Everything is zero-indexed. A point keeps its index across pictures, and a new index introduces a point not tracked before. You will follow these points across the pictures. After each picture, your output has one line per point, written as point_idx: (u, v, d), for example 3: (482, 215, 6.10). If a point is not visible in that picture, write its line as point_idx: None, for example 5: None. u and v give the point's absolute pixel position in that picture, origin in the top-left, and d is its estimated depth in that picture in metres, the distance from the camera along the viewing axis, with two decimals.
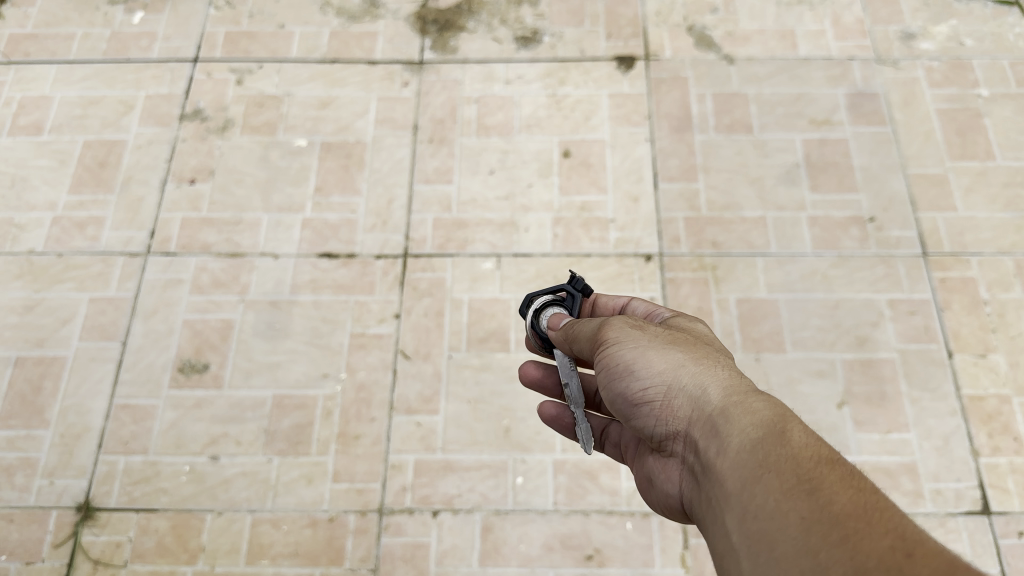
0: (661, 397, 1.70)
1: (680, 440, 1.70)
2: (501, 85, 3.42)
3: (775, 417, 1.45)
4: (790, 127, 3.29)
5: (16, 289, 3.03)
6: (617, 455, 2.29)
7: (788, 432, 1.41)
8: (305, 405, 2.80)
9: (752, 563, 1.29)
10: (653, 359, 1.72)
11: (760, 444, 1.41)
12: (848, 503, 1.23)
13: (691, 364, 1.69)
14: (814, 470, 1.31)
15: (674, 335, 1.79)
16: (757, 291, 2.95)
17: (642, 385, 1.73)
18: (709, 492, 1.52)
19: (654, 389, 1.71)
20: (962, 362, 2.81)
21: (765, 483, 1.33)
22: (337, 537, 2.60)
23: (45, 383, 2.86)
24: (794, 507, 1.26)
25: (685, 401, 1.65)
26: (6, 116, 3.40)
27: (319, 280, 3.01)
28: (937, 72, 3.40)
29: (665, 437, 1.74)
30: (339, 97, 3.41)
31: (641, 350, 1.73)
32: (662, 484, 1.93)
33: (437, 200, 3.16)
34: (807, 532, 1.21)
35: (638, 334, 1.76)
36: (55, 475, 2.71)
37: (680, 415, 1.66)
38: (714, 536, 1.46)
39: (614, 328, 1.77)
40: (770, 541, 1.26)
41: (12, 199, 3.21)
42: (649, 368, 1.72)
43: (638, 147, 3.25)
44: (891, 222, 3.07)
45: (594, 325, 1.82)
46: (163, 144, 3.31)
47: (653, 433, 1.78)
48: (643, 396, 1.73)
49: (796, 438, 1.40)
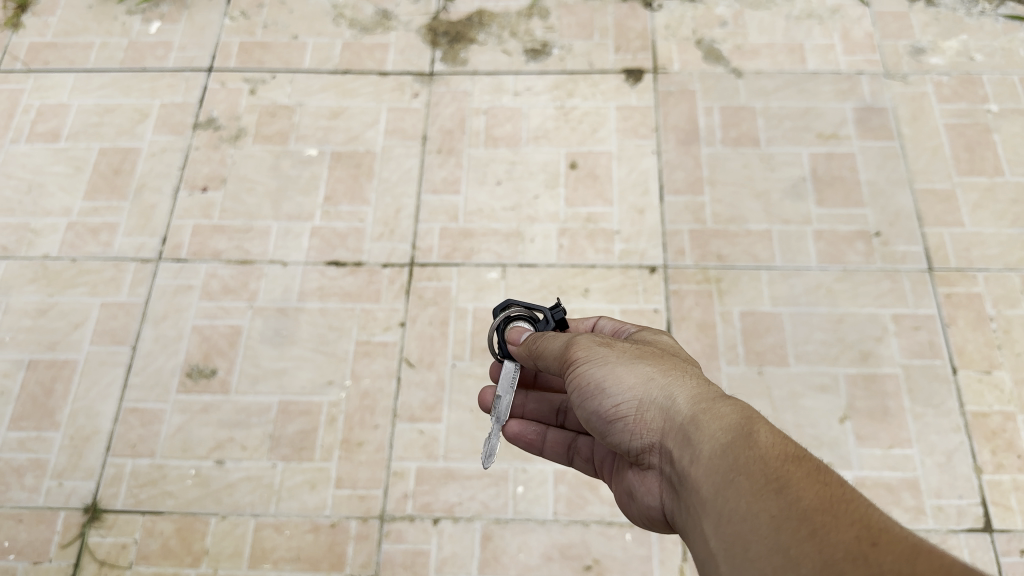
0: (634, 411, 1.81)
1: (654, 451, 1.81)
2: (510, 97, 3.45)
3: (743, 421, 1.59)
4: (797, 140, 3.30)
5: (30, 293, 3.09)
6: (588, 469, 2.35)
7: (755, 434, 1.55)
8: (310, 411, 2.83)
9: (728, 562, 1.39)
10: (623, 375, 1.84)
11: (730, 449, 1.53)
12: (815, 498, 1.35)
13: (659, 378, 1.81)
14: (781, 470, 1.44)
15: (641, 350, 1.92)
16: (761, 304, 2.96)
17: (615, 401, 1.84)
18: (687, 497, 1.63)
19: (626, 404, 1.82)
20: (966, 378, 2.80)
21: (736, 486, 1.45)
22: (338, 543, 2.63)
23: (56, 386, 2.91)
24: (764, 507, 1.37)
25: (657, 413, 1.77)
26: (24, 123, 3.47)
27: (326, 288, 3.05)
28: (946, 87, 3.39)
29: (639, 448, 1.85)
30: (350, 107, 3.45)
31: (611, 367, 1.85)
32: (643, 496, 1.98)
33: (444, 210, 3.19)
34: (778, 528, 1.32)
35: (606, 351, 1.88)
36: (64, 476, 2.76)
37: (652, 427, 1.78)
38: (694, 540, 1.57)
39: (584, 348, 1.88)
40: (744, 539, 1.37)
41: (28, 204, 3.27)
42: (620, 383, 1.84)
43: (645, 160, 3.27)
44: (897, 237, 3.07)
45: (564, 346, 1.92)
46: (177, 152, 3.37)
47: (629, 448, 1.88)
48: (617, 411, 1.84)
49: (763, 440, 1.53)
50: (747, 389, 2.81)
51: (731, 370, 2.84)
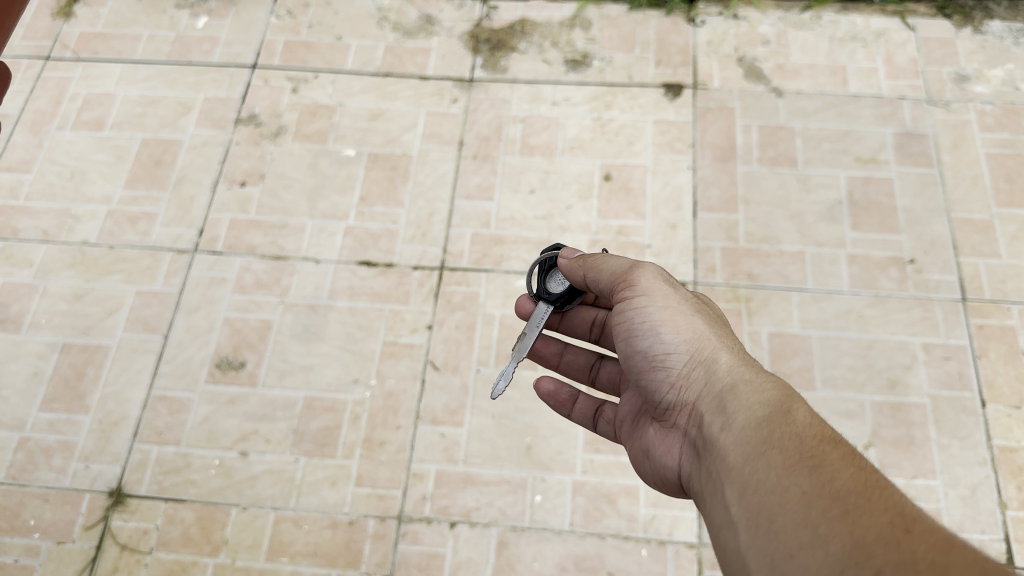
0: (682, 360, 1.91)
1: (688, 406, 1.90)
2: (548, 106, 3.46)
3: (782, 398, 1.69)
4: (834, 163, 3.28)
5: (68, 277, 3.15)
6: (610, 432, 2.37)
7: (794, 412, 1.65)
8: (335, 408, 2.86)
9: (751, 531, 1.50)
10: (679, 324, 1.95)
11: (767, 422, 1.64)
12: (848, 480, 1.44)
13: (712, 338, 1.92)
14: (817, 449, 1.53)
15: (697, 305, 2.02)
16: (789, 326, 2.94)
17: (666, 346, 1.94)
18: (712, 460, 1.73)
19: (674, 352, 1.92)
20: (995, 412, 2.76)
21: (768, 458, 1.56)
22: (355, 541, 2.65)
23: (88, 370, 2.97)
24: (795, 482, 1.47)
25: (704, 368, 1.88)
26: (70, 111, 3.55)
27: (356, 287, 3.08)
28: (989, 116, 3.36)
29: (669, 402, 1.95)
30: (389, 110, 3.49)
31: (671, 312, 1.95)
32: (659, 459, 2.03)
33: (476, 216, 3.21)
34: (808, 504, 1.42)
35: (670, 294, 1.99)
36: (91, 459, 2.81)
37: (692, 382, 1.89)
38: (712, 502, 1.67)
39: (649, 283, 1.99)
40: (772, 510, 1.47)
41: (70, 190, 3.34)
42: (674, 331, 1.94)
43: (680, 175, 3.27)
44: (931, 265, 3.04)
45: (632, 273, 2.02)
46: (218, 146, 3.42)
47: (662, 399, 1.97)
48: (663, 358, 1.94)
49: (800, 418, 1.63)
50: None
51: None
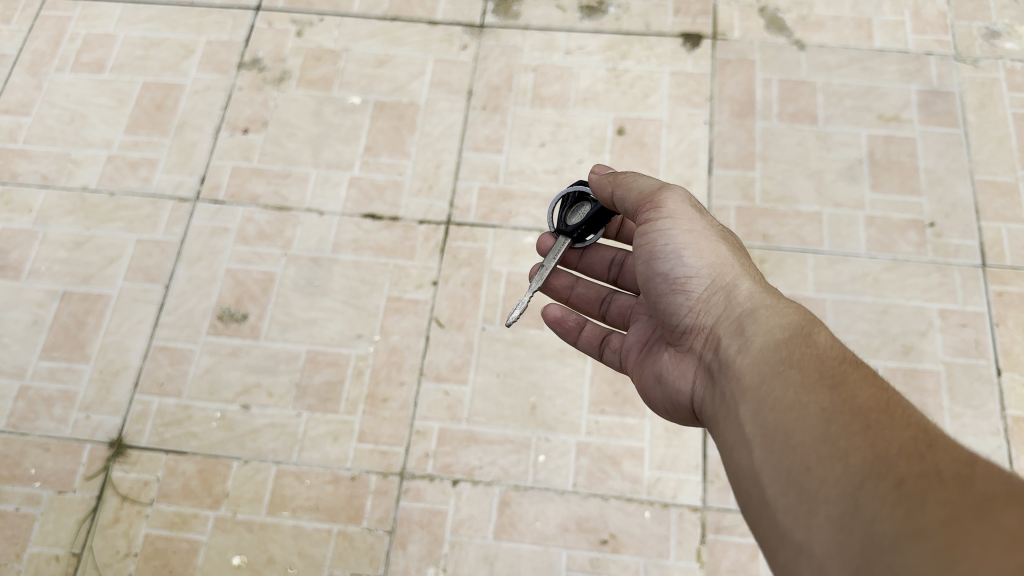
0: (703, 284, 1.86)
1: (705, 331, 1.84)
2: (561, 55, 3.35)
3: (802, 322, 1.65)
4: (856, 121, 3.17)
5: (67, 224, 3.09)
6: (615, 363, 2.31)
7: (815, 336, 1.60)
8: (338, 363, 2.82)
9: (765, 447, 1.44)
10: (702, 247, 1.90)
11: (787, 343, 1.59)
12: (870, 399, 1.39)
13: (735, 266, 1.87)
14: (838, 369, 1.48)
15: (721, 232, 1.97)
16: (803, 289, 2.87)
17: (687, 269, 1.88)
18: (727, 380, 1.67)
19: (696, 274, 1.87)
20: (1010, 381, 2.70)
21: (787, 377, 1.51)
22: (357, 496, 2.64)
23: (88, 319, 2.93)
24: (814, 399, 1.42)
25: (725, 293, 1.83)
26: (70, 52, 3.45)
27: (361, 240, 3.01)
28: (1019, 74, 3.23)
29: (684, 326, 1.89)
30: (397, 56, 3.38)
31: (696, 235, 1.90)
32: (670, 385, 1.96)
33: (485, 169, 3.13)
34: (827, 419, 1.37)
35: (696, 218, 1.93)
36: (92, 409, 2.79)
37: (711, 307, 1.83)
38: (724, 423, 1.62)
39: (676, 203, 1.93)
40: (789, 426, 1.42)
41: (70, 135, 3.26)
42: (697, 254, 1.88)
43: (696, 130, 3.16)
44: (952, 229, 2.95)
45: (658, 192, 1.95)
46: (220, 91, 3.33)
47: (678, 323, 1.91)
48: (684, 280, 1.88)
49: (820, 341, 1.59)
50: None
51: None
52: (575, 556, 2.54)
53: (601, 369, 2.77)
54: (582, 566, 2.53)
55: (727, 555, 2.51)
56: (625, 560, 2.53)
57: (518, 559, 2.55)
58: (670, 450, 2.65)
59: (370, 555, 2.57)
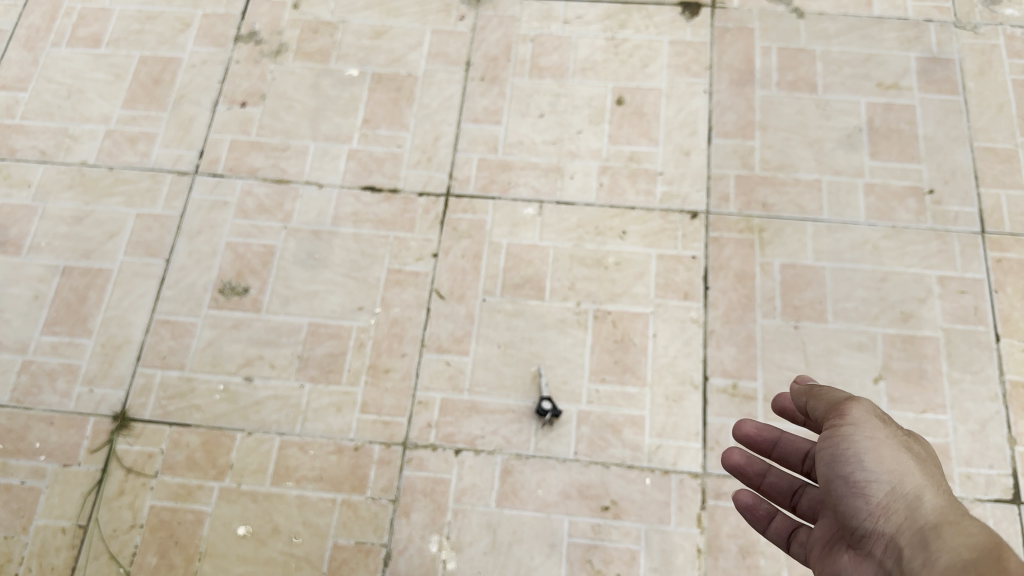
0: (884, 494, 1.76)
1: (884, 541, 1.73)
2: (559, 25, 3.33)
3: (988, 543, 1.53)
4: (855, 88, 3.16)
5: (67, 199, 3.09)
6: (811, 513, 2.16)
7: (1004, 558, 1.46)
8: (339, 335, 2.83)
9: None
10: (883, 453, 1.80)
11: (970, 566, 1.49)
12: None
13: (919, 476, 1.77)
14: None
15: (910, 442, 1.86)
16: (802, 257, 2.88)
17: (868, 478, 1.79)
18: None
19: (876, 484, 1.77)
20: (1009, 347, 2.72)
21: None
22: (361, 466, 2.66)
23: (90, 293, 2.93)
24: None
25: (904, 509, 1.73)
26: (65, 26, 3.43)
27: (361, 213, 3.02)
28: (1019, 40, 3.23)
29: (863, 531, 1.79)
30: (394, 27, 3.36)
31: (876, 443, 1.80)
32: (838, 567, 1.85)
33: (484, 140, 3.12)
34: None
35: (881, 428, 1.83)
36: (95, 383, 2.80)
37: (893, 516, 1.73)
38: None
39: (860, 415, 1.84)
40: None
41: (67, 110, 3.25)
42: (878, 460, 1.79)
43: (695, 99, 3.16)
44: (951, 196, 2.96)
45: (846, 401, 1.88)
46: (217, 64, 3.31)
47: (857, 526, 1.81)
48: (864, 487, 1.79)
49: (1008, 560, 1.46)
50: (781, 344, 2.76)
51: (766, 322, 2.79)
52: (577, 523, 2.57)
53: (602, 338, 2.79)
54: (584, 532, 2.56)
55: (727, 520, 2.54)
56: (626, 527, 2.56)
57: (521, 526, 2.57)
58: (671, 418, 2.67)
59: (374, 524, 2.60)
